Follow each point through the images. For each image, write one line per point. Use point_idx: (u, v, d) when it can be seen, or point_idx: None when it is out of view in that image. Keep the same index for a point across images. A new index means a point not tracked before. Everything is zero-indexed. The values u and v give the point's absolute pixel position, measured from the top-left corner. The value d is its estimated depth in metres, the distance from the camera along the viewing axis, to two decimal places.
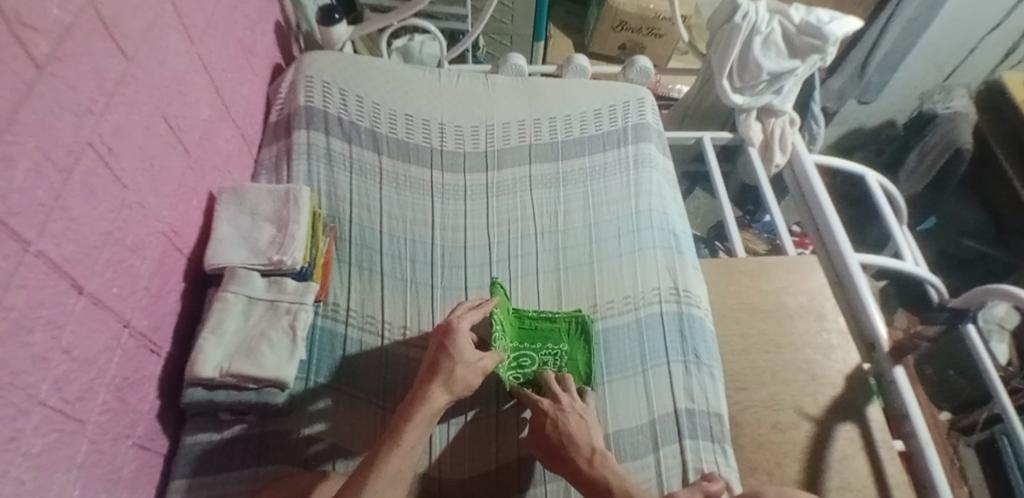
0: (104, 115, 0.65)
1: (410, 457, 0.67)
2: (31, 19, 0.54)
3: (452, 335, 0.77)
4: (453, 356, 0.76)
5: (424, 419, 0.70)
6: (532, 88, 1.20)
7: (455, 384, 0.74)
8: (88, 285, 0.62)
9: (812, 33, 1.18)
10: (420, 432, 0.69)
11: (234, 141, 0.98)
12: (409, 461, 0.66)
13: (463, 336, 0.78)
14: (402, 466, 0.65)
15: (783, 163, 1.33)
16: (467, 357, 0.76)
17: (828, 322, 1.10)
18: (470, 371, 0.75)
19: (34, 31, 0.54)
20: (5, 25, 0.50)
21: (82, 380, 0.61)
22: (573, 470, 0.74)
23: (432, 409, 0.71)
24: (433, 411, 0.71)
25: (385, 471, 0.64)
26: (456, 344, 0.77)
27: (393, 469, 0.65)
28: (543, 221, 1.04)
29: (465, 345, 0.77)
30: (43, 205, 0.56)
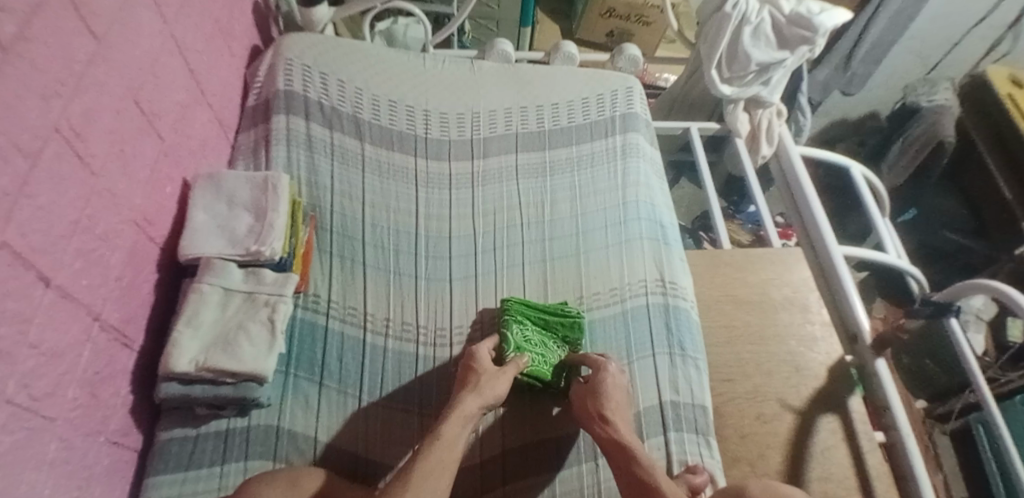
0: (72, 99, 0.62)
1: (452, 452, 0.66)
2: None
3: (474, 355, 0.79)
4: (478, 373, 0.77)
5: (461, 421, 0.70)
6: (518, 76, 1.18)
7: (481, 391, 0.74)
8: (56, 277, 0.59)
9: (802, 24, 1.18)
10: (456, 433, 0.68)
11: (210, 126, 0.94)
12: (454, 455, 0.66)
13: (484, 354, 0.80)
14: (444, 462, 0.64)
15: (770, 155, 1.33)
16: (494, 371, 0.77)
17: (812, 314, 1.11)
18: (497, 383, 0.76)
19: None
20: None
21: (51, 374, 0.59)
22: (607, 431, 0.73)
23: (463, 413, 0.71)
24: (467, 416, 0.71)
25: (425, 469, 0.62)
26: (479, 361, 0.79)
27: (437, 469, 0.63)
28: (529, 211, 1.02)
29: (488, 363, 0.79)
30: (7, 193, 0.53)
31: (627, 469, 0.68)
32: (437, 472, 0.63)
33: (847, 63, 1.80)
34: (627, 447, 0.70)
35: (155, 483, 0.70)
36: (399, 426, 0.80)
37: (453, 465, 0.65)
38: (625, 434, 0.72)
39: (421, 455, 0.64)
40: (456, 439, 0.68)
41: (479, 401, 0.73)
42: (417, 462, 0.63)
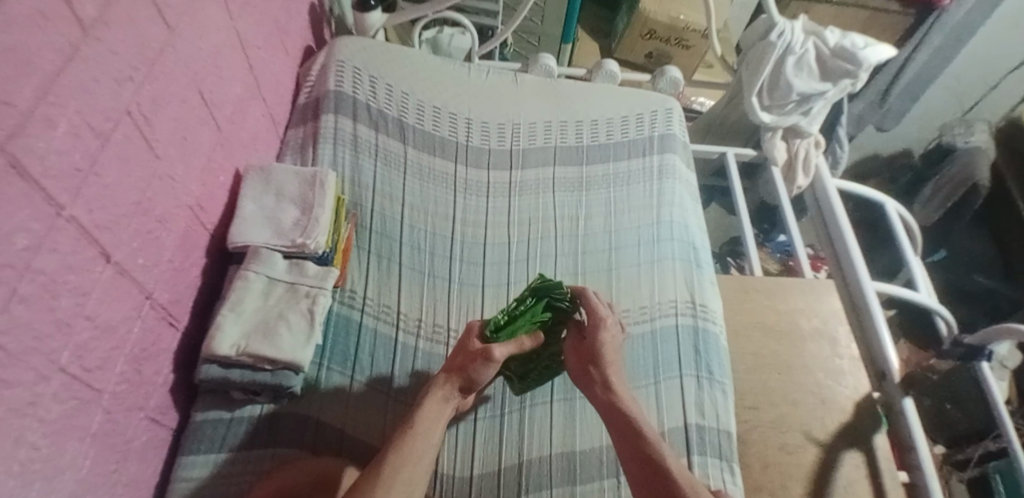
0: (143, 85, 0.64)
1: (429, 436, 0.67)
2: None
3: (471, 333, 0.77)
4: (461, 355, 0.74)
5: (440, 406, 0.71)
6: (560, 90, 1.20)
7: (460, 378, 0.73)
8: (116, 254, 0.62)
9: (845, 57, 1.18)
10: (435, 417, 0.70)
11: (263, 120, 0.97)
12: (430, 441, 0.67)
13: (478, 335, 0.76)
14: (420, 449, 0.65)
15: (805, 186, 1.33)
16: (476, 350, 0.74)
17: (841, 347, 1.09)
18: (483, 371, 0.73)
19: None
20: None
21: (103, 348, 0.61)
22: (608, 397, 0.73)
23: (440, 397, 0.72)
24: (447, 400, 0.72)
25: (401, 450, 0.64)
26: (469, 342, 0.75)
27: (413, 456, 0.64)
28: (563, 223, 1.04)
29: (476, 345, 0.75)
30: (79, 170, 0.56)
31: (620, 429, 0.69)
32: (412, 459, 0.64)
33: (883, 99, 1.81)
34: (619, 408, 0.71)
35: (187, 462, 0.72)
36: None
37: (429, 449, 0.66)
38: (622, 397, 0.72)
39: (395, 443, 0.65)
40: (434, 424, 0.69)
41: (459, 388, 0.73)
42: (392, 451, 0.64)
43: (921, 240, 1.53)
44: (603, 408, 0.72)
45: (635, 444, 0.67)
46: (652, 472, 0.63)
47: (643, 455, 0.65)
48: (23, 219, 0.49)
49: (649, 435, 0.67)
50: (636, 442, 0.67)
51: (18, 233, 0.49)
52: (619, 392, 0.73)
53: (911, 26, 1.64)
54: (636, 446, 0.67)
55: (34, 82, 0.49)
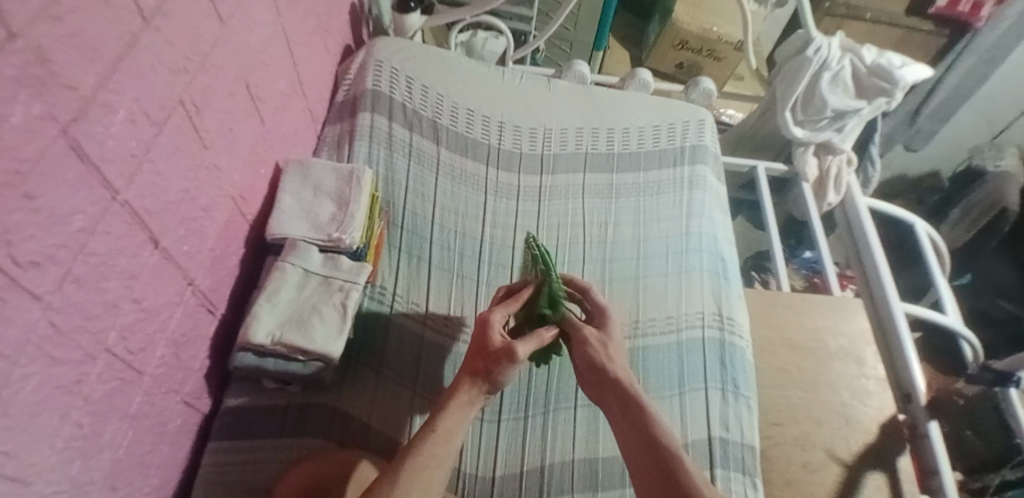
0: (195, 76, 0.66)
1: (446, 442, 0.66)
2: None
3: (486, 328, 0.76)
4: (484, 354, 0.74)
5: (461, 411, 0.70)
6: (592, 98, 1.20)
7: (487, 382, 0.72)
8: (163, 240, 0.63)
9: (882, 76, 1.17)
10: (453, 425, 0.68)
11: (303, 116, 0.99)
12: (447, 447, 0.66)
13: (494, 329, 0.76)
14: (439, 452, 0.65)
15: (835, 203, 1.31)
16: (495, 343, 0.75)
17: (867, 368, 1.08)
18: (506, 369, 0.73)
19: None
20: None
21: (145, 331, 0.62)
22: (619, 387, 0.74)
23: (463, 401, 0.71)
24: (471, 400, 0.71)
25: (419, 455, 0.64)
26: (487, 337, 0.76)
27: (430, 457, 0.64)
28: (592, 230, 1.04)
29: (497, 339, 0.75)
30: (134, 156, 0.57)
31: (630, 419, 0.70)
32: (429, 466, 0.63)
33: (914, 117, 1.83)
34: (631, 397, 0.72)
35: (218, 448, 0.74)
36: None
37: (450, 455, 0.66)
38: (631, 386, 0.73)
39: (414, 445, 0.65)
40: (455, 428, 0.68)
41: (483, 389, 0.73)
42: (410, 454, 0.64)
43: (950, 262, 1.50)
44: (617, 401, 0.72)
45: (646, 440, 0.66)
46: (662, 470, 0.62)
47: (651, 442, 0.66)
48: (80, 201, 0.50)
49: (661, 432, 0.67)
50: (646, 437, 0.66)
51: (75, 215, 0.50)
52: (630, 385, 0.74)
53: (946, 44, 1.68)
54: (648, 441, 0.66)
55: (97, 69, 0.51)
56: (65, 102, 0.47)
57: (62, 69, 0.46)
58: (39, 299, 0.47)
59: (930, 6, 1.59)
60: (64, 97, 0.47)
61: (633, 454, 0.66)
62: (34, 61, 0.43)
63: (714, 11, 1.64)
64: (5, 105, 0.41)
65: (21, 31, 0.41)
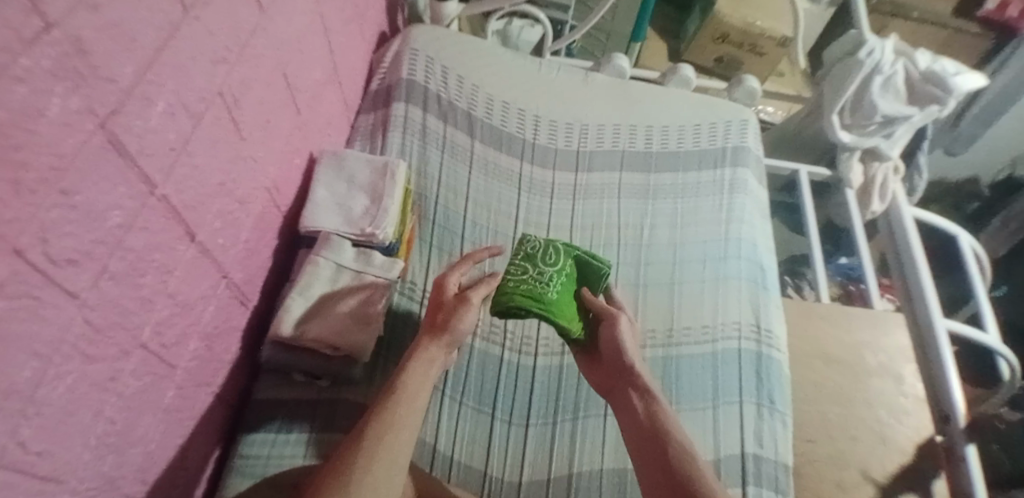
0: (234, 66, 0.64)
1: (413, 401, 0.65)
2: None
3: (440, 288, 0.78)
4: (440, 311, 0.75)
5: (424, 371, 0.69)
6: (631, 93, 1.16)
7: (446, 333, 0.73)
8: (199, 234, 0.62)
9: (936, 82, 1.12)
10: (422, 377, 0.68)
11: (337, 105, 0.97)
12: (412, 407, 0.64)
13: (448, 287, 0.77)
14: (400, 417, 0.63)
15: (879, 212, 1.27)
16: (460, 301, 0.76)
17: (906, 386, 1.04)
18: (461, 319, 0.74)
19: None
20: None
21: (179, 325, 0.62)
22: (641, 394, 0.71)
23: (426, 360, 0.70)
24: (434, 357, 0.71)
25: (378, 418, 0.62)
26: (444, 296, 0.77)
27: (398, 419, 0.63)
28: (626, 232, 1.01)
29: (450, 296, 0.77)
30: (172, 149, 0.56)
31: (642, 409, 0.70)
32: (391, 431, 0.61)
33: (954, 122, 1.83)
34: (644, 389, 0.71)
35: (248, 440, 0.73)
36: (474, 428, 0.81)
37: (411, 416, 0.64)
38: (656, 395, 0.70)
39: (376, 412, 0.63)
40: (419, 388, 0.67)
41: (444, 342, 0.73)
42: (375, 420, 0.62)
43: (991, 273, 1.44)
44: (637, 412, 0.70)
45: (664, 457, 0.64)
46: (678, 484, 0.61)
47: (656, 437, 0.66)
48: (117, 197, 0.49)
49: (682, 448, 0.64)
50: (666, 454, 0.64)
51: (113, 211, 0.49)
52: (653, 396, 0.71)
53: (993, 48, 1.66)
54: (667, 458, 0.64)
55: (136, 60, 0.49)
56: (103, 95, 0.46)
57: (100, 61, 0.45)
58: (75, 297, 0.46)
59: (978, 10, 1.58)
60: (101, 90, 0.45)
61: (641, 452, 0.66)
62: (72, 54, 0.41)
63: (759, 4, 1.57)
64: (42, 99, 0.39)
65: (59, 22, 0.39)
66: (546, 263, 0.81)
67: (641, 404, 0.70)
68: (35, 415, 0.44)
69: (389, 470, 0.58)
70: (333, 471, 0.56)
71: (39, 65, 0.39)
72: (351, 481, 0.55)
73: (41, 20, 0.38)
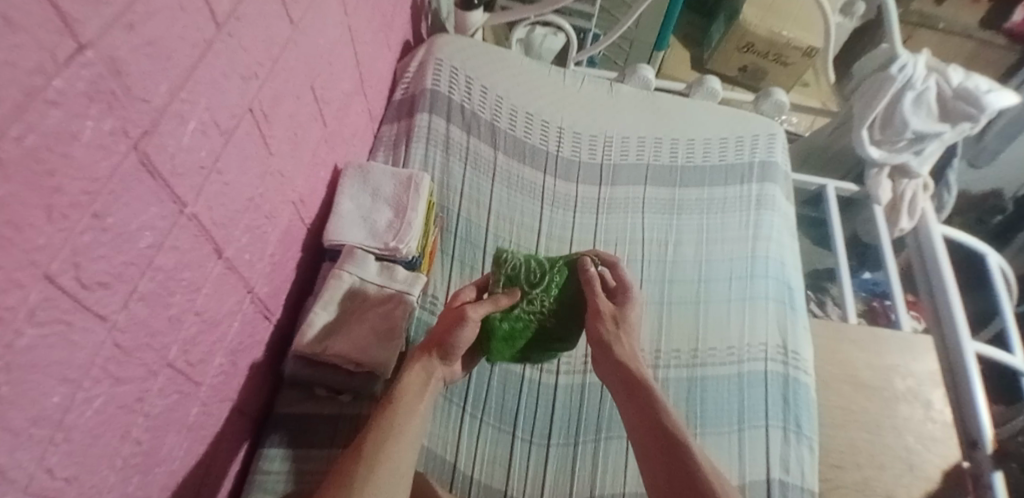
0: (265, 81, 0.64)
1: (410, 412, 0.65)
2: None
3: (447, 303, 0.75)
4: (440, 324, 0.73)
5: (419, 385, 0.69)
6: (657, 106, 1.15)
7: (439, 348, 0.72)
8: (226, 251, 0.62)
9: (969, 100, 1.09)
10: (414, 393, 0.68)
11: (363, 115, 0.97)
12: (411, 419, 0.65)
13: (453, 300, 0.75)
14: (399, 422, 0.63)
15: (908, 228, 1.23)
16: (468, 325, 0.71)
17: (934, 411, 1.02)
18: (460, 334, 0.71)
19: None
20: None
21: (206, 342, 0.61)
22: (647, 400, 0.69)
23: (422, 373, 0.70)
24: (428, 371, 0.71)
25: (382, 428, 0.62)
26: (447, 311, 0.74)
27: (398, 428, 0.63)
28: (651, 248, 0.99)
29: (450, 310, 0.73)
30: (203, 168, 0.55)
31: (642, 407, 0.69)
32: (390, 438, 0.61)
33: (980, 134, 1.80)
34: (644, 386, 0.71)
35: (269, 455, 0.73)
36: (494, 447, 0.80)
37: (410, 426, 0.64)
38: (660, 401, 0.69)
39: (373, 422, 0.63)
40: (417, 397, 0.67)
41: (437, 355, 0.72)
42: (373, 428, 0.62)
43: (1018, 290, 1.39)
44: (638, 417, 0.68)
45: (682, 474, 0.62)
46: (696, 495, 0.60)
47: (668, 440, 0.65)
48: (149, 218, 0.49)
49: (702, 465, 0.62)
50: (682, 470, 0.62)
51: (145, 231, 0.48)
52: (660, 403, 0.69)
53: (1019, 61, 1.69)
54: (684, 472, 0.62)
55: (170, 78, 0.48)
56: (137, 115, 0.45)
57: (136, 81, 0.44)
58: (105, 320, 0.45)
59: (1005, 22, 1.63)
60: (136, 111, 0.45)
61: (652, 455, 0.65)
62: (107, 74, 0.41)
63: (787, 14, 1.55)
64: (78, 122, 0.38)
65: (93, 42, 0.38)
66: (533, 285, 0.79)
67: (643, 410, 0.69)
68: (63, 440, 0.43)
69: (393, 475, 0.59)
70: (336, 477, 0.57)
71: (73, 88, 0.37)
72: (354, 482, 0.56)
73: (75, 41, 0.37)
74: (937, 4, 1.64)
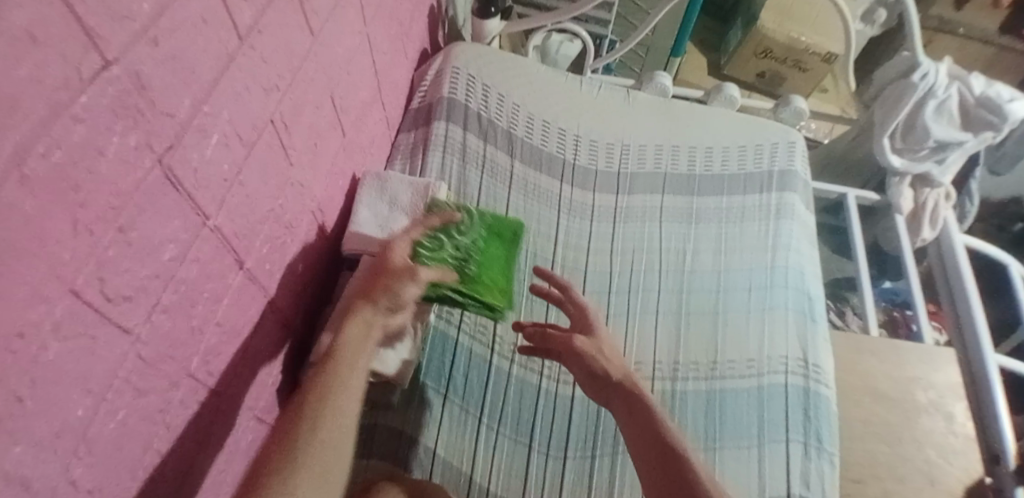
0: (286, 93, 0.64)
1: (350, 366, 0.61)
2: None
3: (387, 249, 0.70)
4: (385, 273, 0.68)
5: (360, 337, 0.64)
6: (675, 114, 1.14)
7: (384, 295, 0.67)
8: (248, 261, 0.62)
9: (991, 108, 1.07)
10: (354, 348, 0.63)
11: (380, 124, 0.97)
12: (352, 373, 0.61)
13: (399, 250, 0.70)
14: (343, 377, 0.60)
15: (930, 238, 1.22)
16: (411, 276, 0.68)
17: (957, 425, 0.99)
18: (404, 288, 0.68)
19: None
20: None
21: (226, 353, 0.62)
22: (646, 414, 0.68)
23: (361, 325, 0.65)
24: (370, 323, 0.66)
25: (319, 382, 0.58)
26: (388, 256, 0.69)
27: (338, 382, 0.59)
28: (668, 257, 0.98)
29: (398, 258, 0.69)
30: (225, 180, 0.56)
31: (641, 421, 0.68)
32: (330, 392, 0.58)
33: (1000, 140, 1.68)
34: (636, 399, 0.70)
35: None
36: (511, 458, 0.79)
37: (352, 378, 0.60)
38: (656, 411, 0.68)
39: (312, 376, 0.60)
40: (357, 344, 0.63)
41: (382, 307, 0.67)
42: (310, 385, 0.58)
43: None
44: (643, 432, 0.67)
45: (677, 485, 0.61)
46: None
47: (668, 452, 0.64)
48: (173, 230, 0.49)
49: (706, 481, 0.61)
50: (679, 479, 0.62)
51: (168, 244, 0.49)
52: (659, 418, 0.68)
53: None
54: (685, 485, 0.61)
55: (193, 92, 0.48)
56: (162, 129, 0.45)
57: (160, 96, 0.44)
58: (129, 333, 0.46)
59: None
60: (160, 125, 0.45)
61: (650, 467, 0.64)
62: (131, 89, 0.41)
63: (805, 19, 1.53)
64: (103, 137, 0.39)
65: (117, 58, 0.38)
66: (461, 234, 0.79)
67: (649, 429, 0.67)
68: (85, 453, 0.43)
69: (339, 432, 0.56)
70: (280, 440, 0.54)
71: (98, 103, 0.38)
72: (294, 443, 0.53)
73: (100, 56, 0.37)
74: (956, 9, 1.61)
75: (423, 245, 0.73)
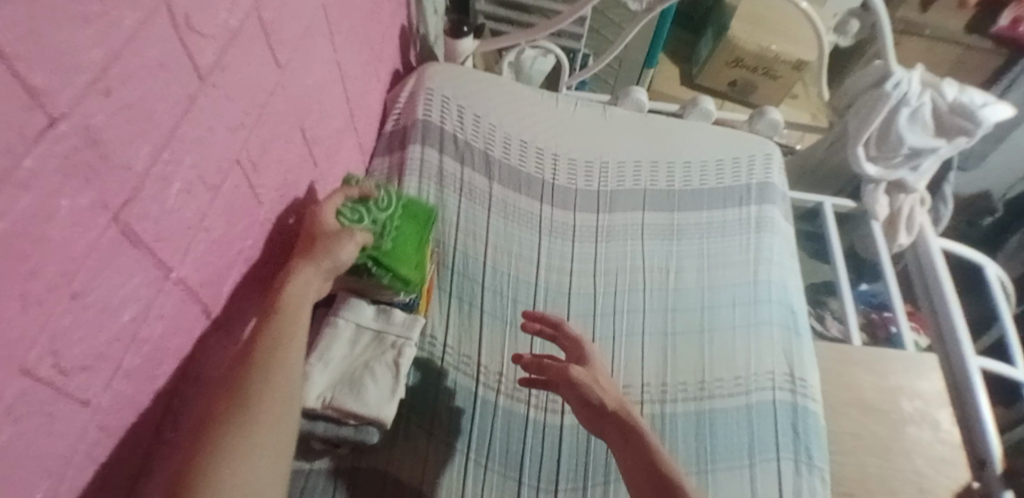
0: (253, 130, 0.61)
1: (295, 321, 0.63)
2: (201, 25, 0.49)
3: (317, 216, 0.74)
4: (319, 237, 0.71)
5: (299, 293, 0.66)
6: (652, 129, 1.13)
7: (323, 255, 0.69)
8: (216, 309, 0.60)
9: (964, 114, 1.08)
10: (298, 304, 0.65)
11: (353, 151, 0.94)
12: (297, 328, 0.63)
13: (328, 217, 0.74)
14: (289, 330, 0.62)
15: (907, 243, 1.23)
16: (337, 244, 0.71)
17: (941, 432, 1.01)
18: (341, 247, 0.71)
19: (202, 38, 0.50)
20: (176, 31, 0.46)
21: (196, 407, 0.58)
22: (644, 444, 0.67)
23: (301, 282, 0.67)
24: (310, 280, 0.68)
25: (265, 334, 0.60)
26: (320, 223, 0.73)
27: (286, 335, 0.61)
28: (652, 276, 0.97)
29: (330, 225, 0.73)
30: (189, 228, 0.53)
31: (638, 452, 0.66)
32: (279, 345, 0.60)
33: None
34: (633, 428, 0.68)
35: None
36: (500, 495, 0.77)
37: (298, 331, 0.63)
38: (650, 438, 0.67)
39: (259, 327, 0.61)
40: (301, 297, 0.65)
41: (321, 267, 0.69)
42: (258, 336, 0.60)
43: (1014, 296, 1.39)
44: (639, 462, 0.65)
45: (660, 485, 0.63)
46: None
47: (664, 485, 0.63)
48: (133, 289, 0.46)
49: None
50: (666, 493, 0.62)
51: (128, 304, 0.45)
52: (656, 447, 0.66)
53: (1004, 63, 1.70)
54: None
55: (151, 141, 0.45)
56: (117, 185, 0.42)
57: (114, 150, 0.41)
58: (86, 405, 0.43)
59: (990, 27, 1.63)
60: (116, 180, 0.42)
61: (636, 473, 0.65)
62: (82, 147, 0.38)
63: (774, 28, 1.55)
64: (51, 203, 0.36)
65: (65, 114, 0.35)
66: (379, 209, 0.80)
67: (646, 461, 0.65)
68: None
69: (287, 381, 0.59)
70: (229, 389, 0.56)
71: (45, 167, 0.35)
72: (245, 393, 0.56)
73: (45, 116, 0.34)
74: (922, 11, 1.63)
75: (344, 214, 0.75)
